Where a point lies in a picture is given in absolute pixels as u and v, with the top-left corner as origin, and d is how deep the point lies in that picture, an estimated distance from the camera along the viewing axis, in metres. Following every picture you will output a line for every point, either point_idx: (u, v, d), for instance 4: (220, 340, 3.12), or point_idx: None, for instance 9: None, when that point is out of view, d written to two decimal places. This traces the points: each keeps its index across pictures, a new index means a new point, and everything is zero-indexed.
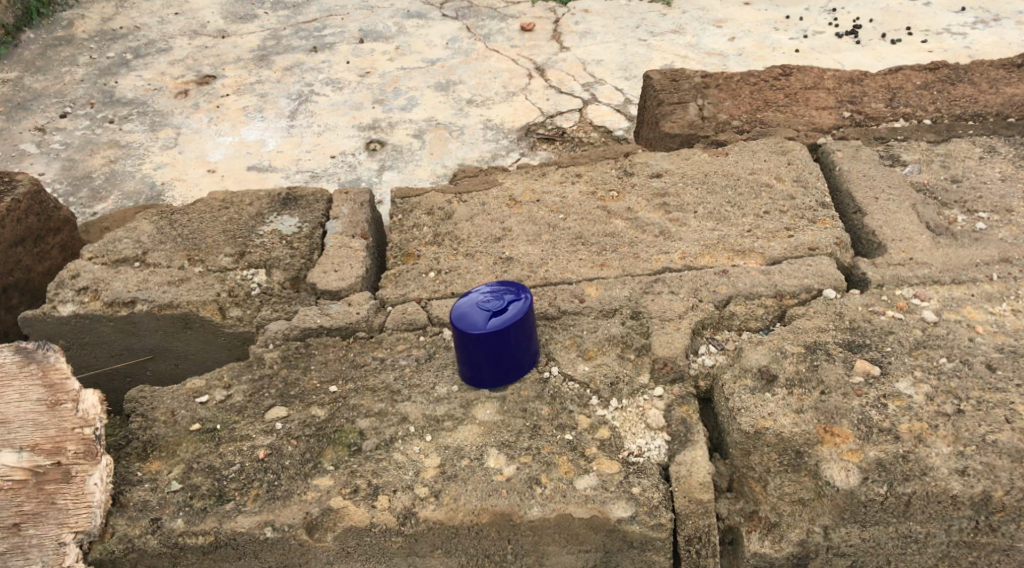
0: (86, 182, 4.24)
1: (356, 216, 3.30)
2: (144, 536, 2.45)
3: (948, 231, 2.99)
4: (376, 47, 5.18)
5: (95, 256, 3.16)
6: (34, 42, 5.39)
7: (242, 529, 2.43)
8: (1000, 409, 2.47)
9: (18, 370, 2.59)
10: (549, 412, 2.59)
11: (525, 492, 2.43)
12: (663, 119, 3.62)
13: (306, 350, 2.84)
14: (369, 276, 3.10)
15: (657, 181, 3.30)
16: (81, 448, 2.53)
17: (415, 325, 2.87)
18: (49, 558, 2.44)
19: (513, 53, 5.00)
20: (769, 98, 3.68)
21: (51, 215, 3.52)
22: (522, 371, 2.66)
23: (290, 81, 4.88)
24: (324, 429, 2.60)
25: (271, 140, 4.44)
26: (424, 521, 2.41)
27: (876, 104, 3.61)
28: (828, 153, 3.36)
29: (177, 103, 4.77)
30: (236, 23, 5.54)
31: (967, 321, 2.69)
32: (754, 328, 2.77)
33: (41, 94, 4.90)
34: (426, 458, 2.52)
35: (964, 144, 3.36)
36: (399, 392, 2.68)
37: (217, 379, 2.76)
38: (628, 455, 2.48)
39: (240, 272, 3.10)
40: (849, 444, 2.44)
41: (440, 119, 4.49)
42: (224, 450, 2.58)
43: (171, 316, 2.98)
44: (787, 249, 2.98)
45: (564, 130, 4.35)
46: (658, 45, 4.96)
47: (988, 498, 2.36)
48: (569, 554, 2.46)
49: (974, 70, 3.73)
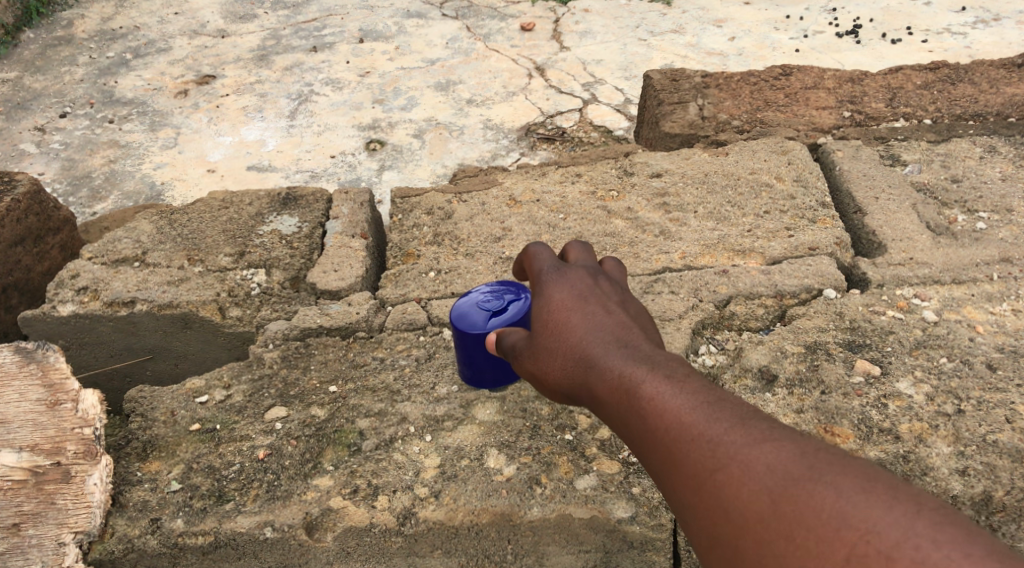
0: (86, 182, 4.24)
1: (356, 216, 3.30)
2: (144, 536, 2.44)
3: (948, 231, 2.99)
4: (375, 47, 5.17)
5: (94, 256, 3.15)
6: (33, 42, 5.38)
7: (242, 529, 2.43)
8: (1000, 409, 2.47)
9: (18, 370, 2.59)
10: (550, 412, 2.57)
11: (525, 492, 2.43)
12: (663, 119, 3.61)
13: (305, 350, 2.84)
14: (369, 276, 3.10)
15: (657, 181, 3.29)
16: (81, 448, 2.53)
17: (415, 325, 2.87)
18: (49, 558, 2.44)
19: (512, 53, 4.99)
20: (770, 98, 3.68)
21: (51, 215, 3.52)
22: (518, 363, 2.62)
23: (289, 81, 4.87)
24: (325, 429, 2.60)
25: (271, 140, 4.43)
26: (424, 521, 2.42)
27: (876, 104, 3.60)
28: (828, 153, 3.35)
29: (177, 102, 4.77)
30: (235, 23, 5.53)
31: (967, 321, 2.69)
32: (754, 328, 2.75)
33: (40, 94, 4.89)
34: (426, 458, 2.52)
35: (964, 143, 3.36)
36: (399, 392, 2.67)
37: (216, 378, 2.75)
38: (628, 455, 2.47)
39: (240, 272, 3.10)
40: (849, 444, 2.44)
41: (440, 119, 4.48)
42: (224, 450, 2.57)
43: (171, 316, 2.98)
44: (787, 249, 2.97)
45: (565, 130, 4.35)
46: (658, 45, 4.96)
47: (989, 498, 2.35)
48: (569, 554, 2.46)
49: (974, 70, 3.73)
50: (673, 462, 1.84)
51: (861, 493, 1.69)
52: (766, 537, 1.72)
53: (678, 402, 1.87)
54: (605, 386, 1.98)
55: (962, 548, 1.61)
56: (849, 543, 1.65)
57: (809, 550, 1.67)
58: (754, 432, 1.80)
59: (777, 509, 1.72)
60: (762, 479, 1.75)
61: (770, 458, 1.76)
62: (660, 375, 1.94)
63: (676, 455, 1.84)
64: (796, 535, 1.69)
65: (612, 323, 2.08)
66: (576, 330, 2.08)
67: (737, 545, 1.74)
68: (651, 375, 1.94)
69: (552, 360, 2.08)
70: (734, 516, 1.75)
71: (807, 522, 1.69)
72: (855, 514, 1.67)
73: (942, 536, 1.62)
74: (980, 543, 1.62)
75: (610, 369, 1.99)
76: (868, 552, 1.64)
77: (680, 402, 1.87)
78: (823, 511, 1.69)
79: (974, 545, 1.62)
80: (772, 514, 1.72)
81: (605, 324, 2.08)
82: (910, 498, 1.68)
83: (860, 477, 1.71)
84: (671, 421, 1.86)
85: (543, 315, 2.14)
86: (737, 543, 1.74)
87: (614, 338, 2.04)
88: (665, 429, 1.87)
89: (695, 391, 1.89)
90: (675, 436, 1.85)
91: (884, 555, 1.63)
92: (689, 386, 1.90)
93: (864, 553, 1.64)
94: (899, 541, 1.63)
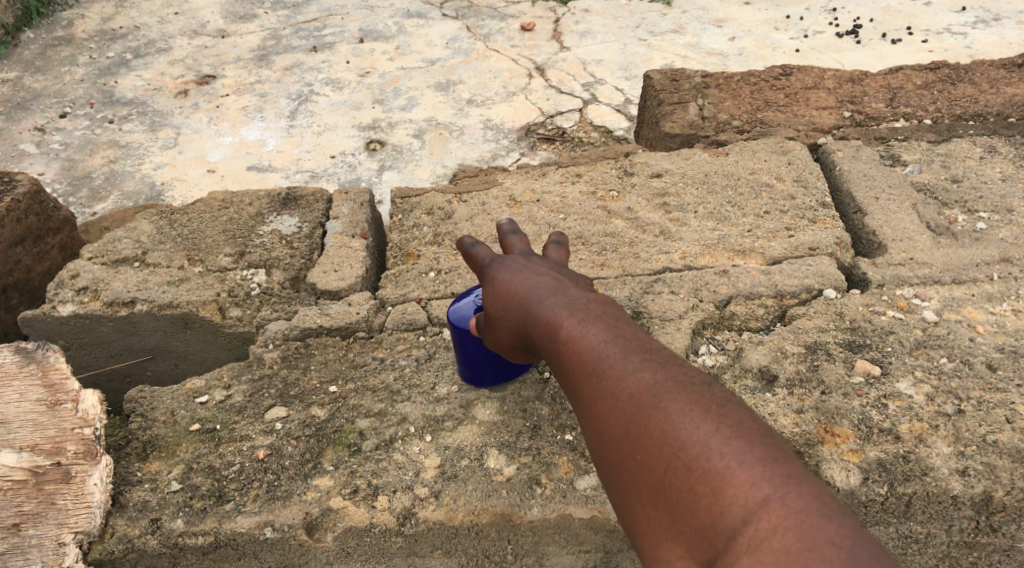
0: (86, 182, 4.25)
1: (356, 216, 3.30)
2: (144, 536, 2.44)
3: (948, 231, 2.99)
4: (375, 47, 5.17)
5: (94, 256, 3.15)
6: (34, 42, 5.38)
7: (241, 529, 2.43)
8: (1000, 409, 2.47)
9: (18, 370, 2.59)
10: (550, 412, 2.57)
11: (526, 493, 2.43)
12: (663, 119, 3.61)
13: (306, 350, 2.84)
14: (369, 277, 3.10)
15: (657, 181, 3.29)
16: (81, 448, 2.53)
17: (415, 325, 2.87)
18: (49, 558, 2.44)
19: (512, 53, 4.99)
20: (770, 98, 3.68)
21: (51, 215, 3.51)
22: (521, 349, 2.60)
23: (289, 81, 4.87)
24: (325, 429, 2.59)
25: (271, 140, 4.43)
26: (424, 521, 2.42)
27: (876, 104, 3.60)
28: (828, 153, 3.35)
29: (177, 102, 4.77)
30: (235, 23, 5.53)
31: (967, 321, 2.69)
32: (754, 328, 2.75)
33: (41, 94, 4.89)
34: (426, 458, 2.52)
35: (964, 143, 3.36)
36: (399, 392, 2.67)
37: (216, 378, 2.75)
38: None
39: (240, 272, 3.10)
40: (849, 444, 2.44)
41: (440, 119, 4.48)
42: (224, 450, 2.57)
43: (171, 317, 2.99)
44: (787, 249, 2.97)
45: (565, 130, 4.35)
46: (658, 45, 4.96)
47: (989, 498, 2.36)
48: (569, 555, 2.48)
49: (974, 70, 3.73)
50: (565, 387, 2.01)
51: (686, 413, 1.82)
52: (611, 452, 1.88)
53: (572, 339, 2.01)
54: (527, 327, 2.13)
55: (744, 456, 1.75)
56: (666, 457, 1.80)
57: (641, 463, 1.83)
58: (623, 360, 1.93)
59: (624, 428, 1.87)
60: (619, 401, 1.89)
61: (628, 384, 1.90)
62: (569, 314, 2.07)
63: (566, 381, 2.01)
64: (632, 451, 1.84)
65: (548, 275, 2.20)
66: (514, 281, 2.20)
67: (599, 457, 1.91)
68: (557, 313, 2.08)
69: (494, 315, 2.22)
70: (595, 435, 1.92)
71: (642, 439, 1.84)
72: (676, 430, 1.81)
73: (734, 448, 1.76)
74: (768, 454, 1.75)
75: (532, 311, 2.12)
76: (679, 464, 1.78)
77: (577, 339, 2.01)
78: (654, 427, 1.83)
79: (759, 456, 1.74)
80: (619, 432, 1.87)
81: (543, 274, 2.20)
82: (726, 418, 1.80)
83: (691, 399, 1.84)
84: (563, 354, 2.02)
85: (490, 281, 2.26)
86: (599, 457, 1.92)
87: (545, 285, 2.16)
88: (558, 359, 2.02)
89: (591, 326, 2.02)
90: (567, 364, 2.00)
91: (688, 466, 1.77)
92: (587, 323, 2.03)
93: (676, 464, 1.78)
94: (703, 456, 1.76)
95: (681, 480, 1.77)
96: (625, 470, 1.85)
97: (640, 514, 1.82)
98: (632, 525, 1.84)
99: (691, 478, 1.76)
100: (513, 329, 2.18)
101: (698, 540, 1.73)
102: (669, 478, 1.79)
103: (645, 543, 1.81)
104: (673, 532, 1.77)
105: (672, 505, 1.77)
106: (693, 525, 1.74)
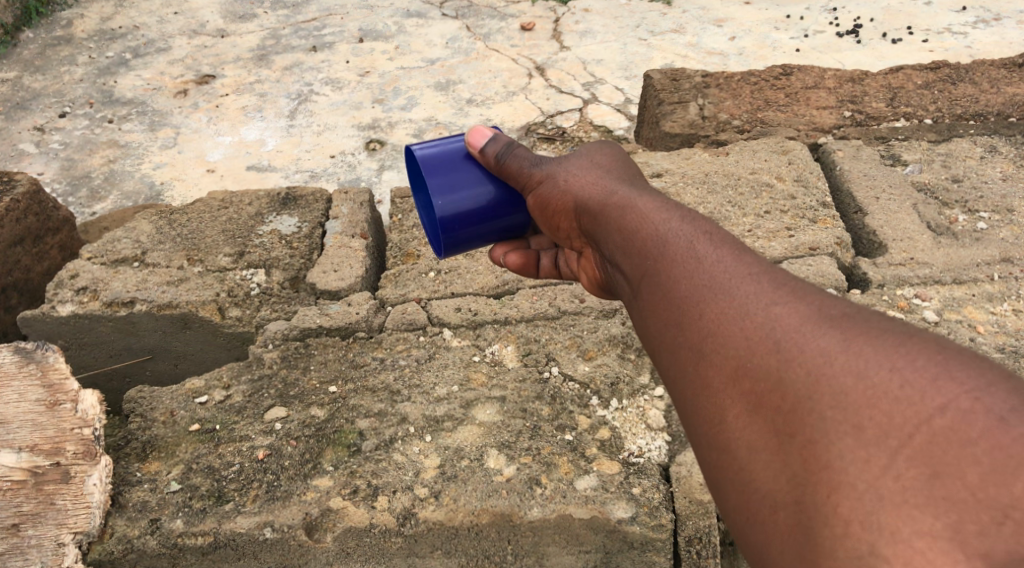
0: (85, 182, 4.24)
1: (356, 216, 3.29)
2: (143, 537, 2.43)
3: (949, 231, 2.98)
4: (375, 47, 5.16)
5: (94, 256, 3.14)
6: (33, 42, 5.38)
7: (241, 529, 2.41)
8: None
9: (17, 370, 2.59)
10: (550, 412, 2.60)
11: (526, 493, 2.43)
12: (663, 118, 3.61)
13: (305, 350, 2.83)
14: (369, 276, 3.09)
15: (657, 182, 3.28)
16: (81, 449, 2.53)
17: (415, 325, 2.86)
18: (49, 558, 2.44)
19: (513, 53, 4.98)
20: (770, 98, 3.67)
21: (51, 215, 3.51)
22: (465, 247, 2.35)
23: (289, 81, 4.86)
24: (325, 430, 2.59)
25: (271, 140, 4.43)
26: (424, 521, 2.41)
27: (876, 104, 3.59)
28: (828, 153, 3.35)
29: (176, 102, 4.76)
30: (235, 22, 5.52)
31: (968, 321, 2.69)
32: None
33: (40, 94, 4.89)
34: (426, 458, 2.51)
35: (964, 143, 3.36)
36: (399, 392, 2.67)
37: (216, 379, 2.75)
38: (628, 455, 2.50)
39: (240, 272, 3.09)
40: None
41: (440, 119, 4.48)
42: (223, 450, 2.57)
43: (171, 316, 2.98)
44: (787, 249, 2.96)
45: (564, 130, 4.34)
46: (658, 45, 4.95)
47: None
48: (569, 555, 2.46)
49: (974, 70, 3.73)
50: (723, 317, 1.71)
51: (967, 364, 1.54)
52: (824, 384, 1.58)
53: (740, 261, 1.78)
54: (652, 244, 1.89)
55: None
56: (943, 404, 1.50)
57: (884, 407, 1.53)
58: (831, 298, 1.70)
59: (847, 356, 1.58)
60: (844, 332, 1.62)
61: (855, 317, 1.64)
62: (724, 240, 1.85)
63: (731, 310, 1.71)
64: (866, 385, 1.55)
65: (642, 178, 2.16)
66: (601, 168, 2.15)
67: (780, 397, 1.61)
68: (716, 231, 1.87)
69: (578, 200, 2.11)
70: (795, 361, 1.62)
71: (898, 374, 1.54)
72: (955, 377, 1.52)
73: None
74: None
75: (669, 237, 1.88)
76: (964, 414, 1.49)
77: (748, 265, 1.78)
78: (913, 363, 1.55)
79: None
80: (843, 367, 1.58)
81: (663, 200, 2.00)
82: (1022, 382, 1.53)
83: (958, 350, 1.57)
84: (738, 273, 1.76)
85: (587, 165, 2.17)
86: (780, 394, 1.61)
87: (653, 190, 2.07)
88: (734, 279, 1.75)
89: (770, 263, 1.79)
90: (740, 291, 1.73)
91: (982, 421, 1.48)
92: (753, 255, 1.81)
93: (964, 419, 1.49)
94: (1020, 418, 1.48)
95: (975, 436, 1.48)
96: (847, 414, 1.54)
97: (859, 469, 1.51)
98: (833, 479, 1.53)
99: (987, 436, 1.47)
100: (614, 211, 2.01)
101: (1003, 522, 1.44)
102: (946, 432, 1.49)
103: (860, 503, 1.50)
104: (939, 500, 1.46)
105: (948, 467, 1.47)
106: (994, 502, 1.45)
